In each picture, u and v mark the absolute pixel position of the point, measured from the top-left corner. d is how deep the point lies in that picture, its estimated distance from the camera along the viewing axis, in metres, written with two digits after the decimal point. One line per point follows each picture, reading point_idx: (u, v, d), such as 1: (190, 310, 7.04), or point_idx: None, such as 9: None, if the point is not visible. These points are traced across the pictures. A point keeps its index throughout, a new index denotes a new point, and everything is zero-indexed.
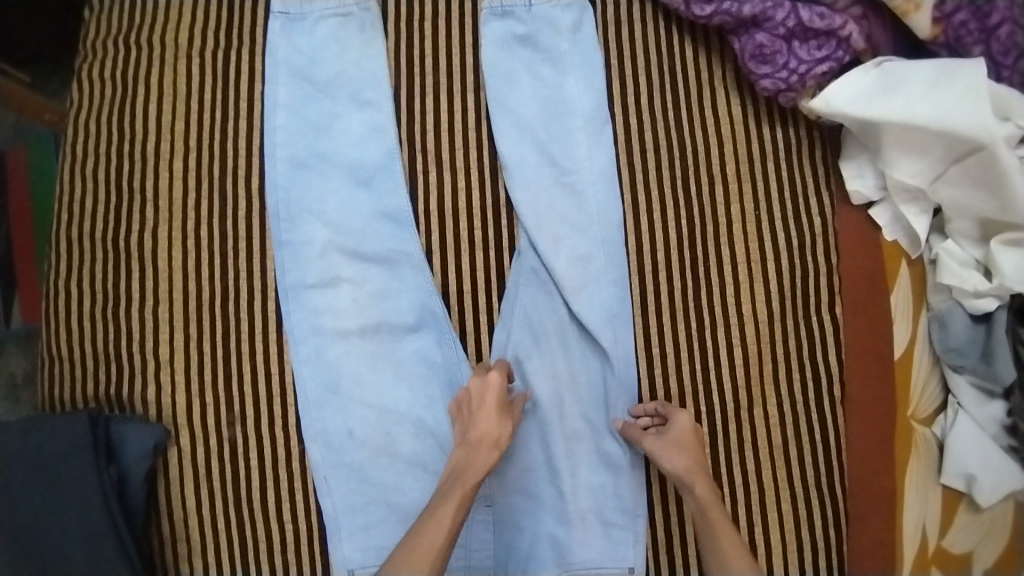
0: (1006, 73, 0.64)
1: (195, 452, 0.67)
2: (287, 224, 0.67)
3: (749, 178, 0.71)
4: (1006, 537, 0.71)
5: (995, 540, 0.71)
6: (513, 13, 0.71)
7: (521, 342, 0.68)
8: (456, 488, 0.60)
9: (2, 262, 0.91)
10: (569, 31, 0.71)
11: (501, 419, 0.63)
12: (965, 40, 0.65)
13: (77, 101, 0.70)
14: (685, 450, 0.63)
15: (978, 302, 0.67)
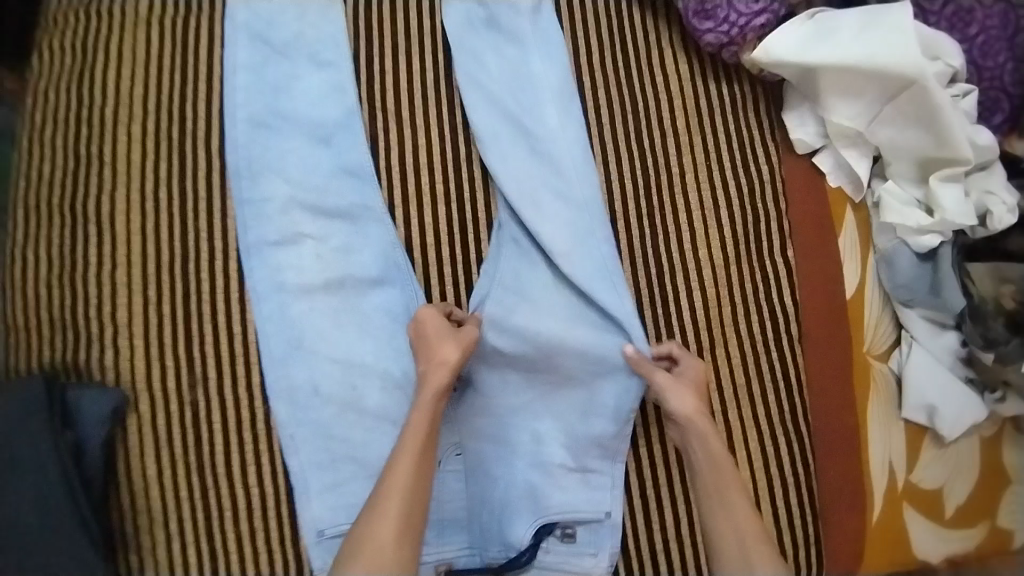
0: (933, 19, 0.71)
1: (156, 417, 0.65)
2: (248, 181, 0.68)
3: (697, 132, 0.74)
4: (974, 477, 0.74)
5: (965, 480, 0.73)
6: None
7: (501, 301, 0.67)
8: (413, 431, 0.60)
9: None
10: (529, 13, 0.74)
11: (441, 343, 0.62)
12: None
13: (35, 70, 0.70)
14: (689, 388, 0.64)
15: (922, 239, 0.69)
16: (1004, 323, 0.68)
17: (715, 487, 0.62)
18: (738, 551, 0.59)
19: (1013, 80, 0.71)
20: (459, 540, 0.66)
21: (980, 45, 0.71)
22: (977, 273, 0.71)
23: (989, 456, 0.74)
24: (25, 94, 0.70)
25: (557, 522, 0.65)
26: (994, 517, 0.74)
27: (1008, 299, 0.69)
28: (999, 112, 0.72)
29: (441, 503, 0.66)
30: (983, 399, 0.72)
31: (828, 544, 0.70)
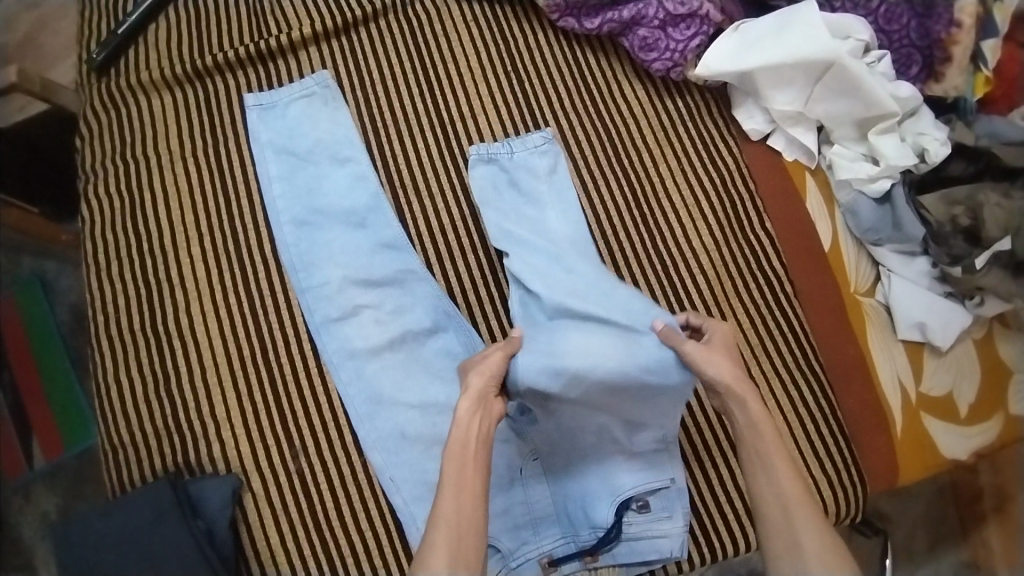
0: (838, 3, 0.82)
1: (268, 491, 0.74)
2: (305, 273, 0.79)
3: (665, 143, 0.86)
4: (977, 376, 0.84)
5: (970, 380, 0.83)
6: (497, 159, 0.83)
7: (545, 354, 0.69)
8: (457, 441, 0.62)
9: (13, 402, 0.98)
10: (546, 175, 0.83)
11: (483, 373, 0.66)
12: None
13: (89, 218, 0.80)
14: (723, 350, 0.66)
15: (875, 186, 0.82)
16: (963, 239, 0.79)
17: (756, 456, 0.65)
18: (781, 519, 0.63)
19: (922, 34, 0.80)
20: (554, 532, 0.76)
21: (884, 14, 0.81)
22: (930, 203, 0.80)
23: (986, 355, 0.84)
24: (84, 240, 0.80)
25: (632, 496, 0.75)
26: (1006, 408, 0.83)
27: (964, 218, 0.79)
28: (915, 65, 0.81)
29: (532, 503, 0.76)
30: (965, 306, 0.82)
31: (865, 462, 0.80)
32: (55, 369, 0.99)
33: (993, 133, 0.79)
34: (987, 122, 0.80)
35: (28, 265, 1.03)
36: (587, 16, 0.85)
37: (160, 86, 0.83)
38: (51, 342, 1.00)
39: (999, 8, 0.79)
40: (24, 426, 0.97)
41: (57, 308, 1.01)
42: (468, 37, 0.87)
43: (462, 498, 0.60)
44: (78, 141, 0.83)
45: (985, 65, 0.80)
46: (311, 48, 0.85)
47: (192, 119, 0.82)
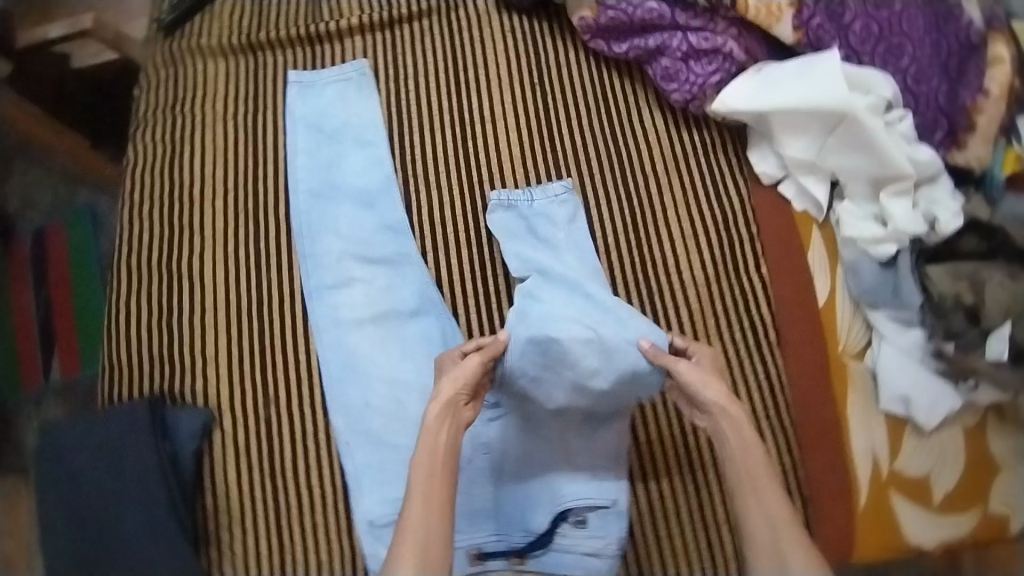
0: (867, 58, 0.81)
1: (235, 431, 0.80)
2: (310, 240, 0.85)
3: (674, 173, 0.87)
4: (961, 465, 0.79)
5: (951, 467, 0.79)
6: (515, 205, 0.85)
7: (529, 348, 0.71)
8: (425, 454, 0.63)
9: (44, 319, 1.08)
10: (564, 223, 0.84)
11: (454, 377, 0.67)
12: (824, 38, 0.81)
13: (134, 159, 0.89)
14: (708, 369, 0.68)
15: (880, 249, 0.79)
16: (964, 316, 0.75)
17: (747, 477, 0.64)
18: (772, 543, 0.62)
19: (949, 99, 0.79)
20: (488, 527, 0.78)
21: (912, 74, 0.80)
22: (935, 274, 0.77)
23: (974, 445, 0.79)
24: (125, 177, 0.89)
25: (571, 509, 0.75)
26: (986, 504, 0.79)
27: (967, 295, 0.75)
28: (939, 130, 0.80)
29: (472, 495, 0.79)
30: (956, 388, 0.78)
31: (819, 528, 0.77)
32: (87, 297, 1.09)
33: (1015, 216, 0.76)
34: (1013, 204, 0.76)
35: (82, 197, 1.14)
36: (616, 40, 0.88)
37: (218, 53, 0.92)
38: (89, 271, 1.10)
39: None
40: (49, 343, 1.07)
41: (100, 242, 1.12)
42: (502, 46, 0.92)
43: (433, 495, 0.61)
44: (138, 90, 0.93)
45: (1020, 141, 0.77)
46: (357, 38, 0.93)
47: (239, 87, 0.91)
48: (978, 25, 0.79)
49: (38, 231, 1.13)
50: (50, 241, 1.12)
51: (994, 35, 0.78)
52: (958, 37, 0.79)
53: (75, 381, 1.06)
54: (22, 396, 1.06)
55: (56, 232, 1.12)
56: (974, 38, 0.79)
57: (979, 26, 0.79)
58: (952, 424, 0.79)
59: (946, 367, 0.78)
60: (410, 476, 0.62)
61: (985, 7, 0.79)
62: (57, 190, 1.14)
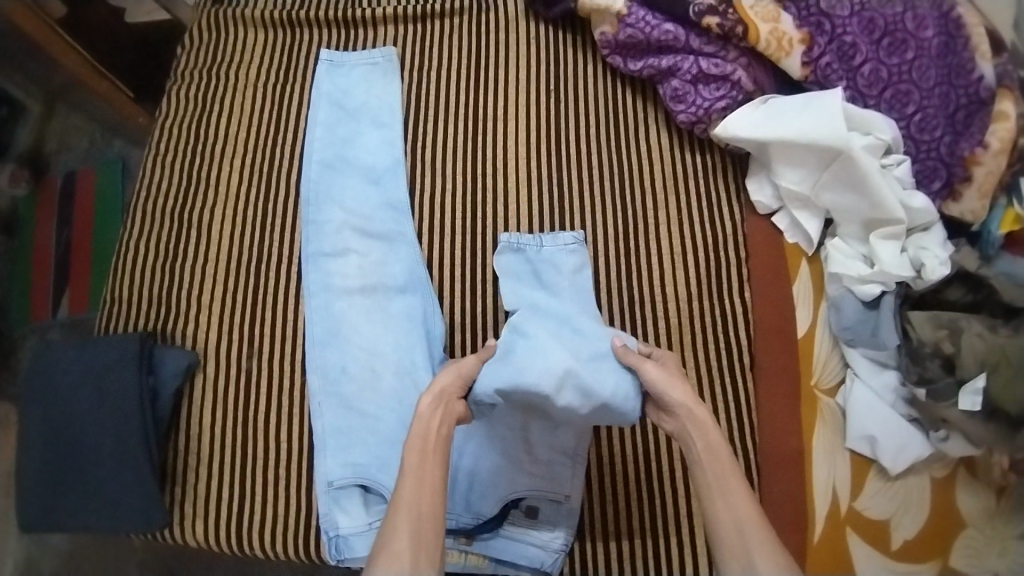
0: (872, 101, 0.82)
1: (217, 377, 0.83)
2: (315, 208, 0.89)
3: (672, 191, 0.89)
4: (924, 514, 0.76)
5: (915, 515, 0.76)
6: (525, 248, 0.85)
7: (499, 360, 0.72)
8: (418, 436, 0.61)
9: (63, 257, 1.14)
10: (570, 271, 0.83)
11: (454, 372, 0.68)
12: (831, 77, 0.83)
13: (167, 111, 0.94)
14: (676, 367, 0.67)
15: (865, 288, 0.79)
16: (940, 364, 0.73)
17: (714, 479, 0.61)
18: (744, 550, 0.57)
19: (950, 150, 0.79)
20: None
21: (917, 121, 0.81)
22: (917, 319, 0.75)
23: (940, 496, 0.76)
24: (156, 127, 0.94)
25: (525, 497, 0.77)
26: (947, 557, 0.75)
27: (946, 344, 0.72)
28: (938, 179, 0.80)
29: None
30: (927, 437, 0.76)
31: None
32: (105, 241, 1.15)
33: (1008, 273, 0.73)
34: (1008, 262, 0.74)
35: (116, 148, 1.21)
36: (632, 58, 0.92)
37: (259, 23, 0.98)
38: (110, 218, 1.17)
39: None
40: (63, 280, 1.13)
41: (125, 191, 1.19)
42: (525, 51, 0.96)
43: (424, 481, 0.58)
44: (181, 50, 0.99)
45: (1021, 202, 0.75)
46: (389, 28, 0.98)
47: (275, 59, 0.97)
48: (988, 81, 0.77)
49: (69, 173, 1.19)
50: (80, 183, 1.18)
51: (1002, 93, 0.77)
52: (967, 91, 0.78)
53: (82, 319, 1.11)
54: (28, 325, 1.11)
55: (87, 176, 1.19)
56: (983, 93, 0.77)
57: (989, 82, 0.77)
58: (920, 473, 0.77)
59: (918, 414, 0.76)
60: (404, 456, 0.60)
61: (997, 64, 0.77)
62: (92, 136, 1.21)
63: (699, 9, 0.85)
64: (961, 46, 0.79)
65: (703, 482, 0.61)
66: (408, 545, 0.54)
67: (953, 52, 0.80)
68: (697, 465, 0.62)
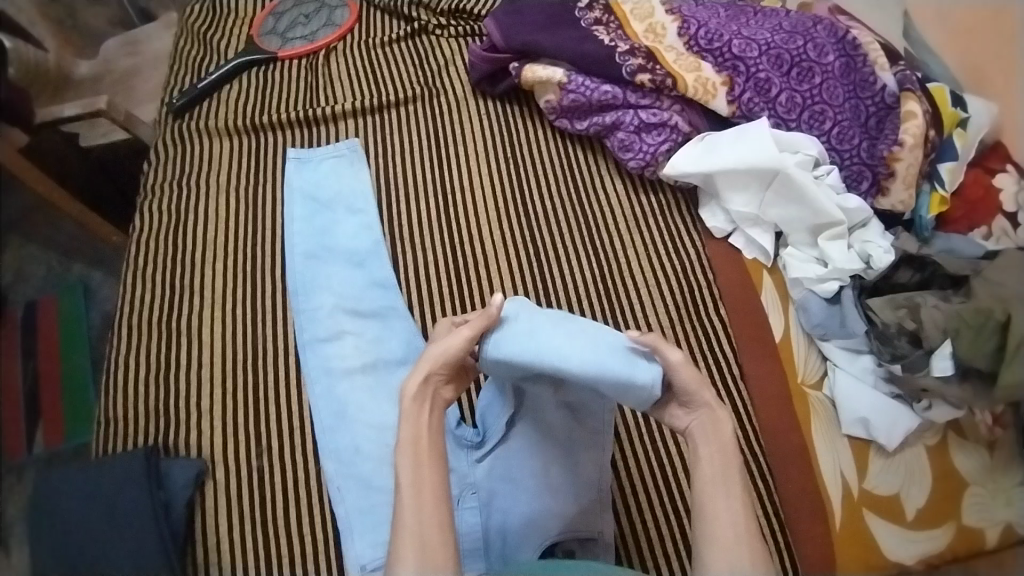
0: (793, 124, 0.94)
1: (228, 481, 0.80)
2: (304, 297, 0.91)
3: (636, 229, 0.97)
4: (928, 482, 0.82)
5: (920, 484, 0.82)
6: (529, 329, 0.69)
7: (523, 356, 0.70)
8: (408, 442, 0.60)
9: None
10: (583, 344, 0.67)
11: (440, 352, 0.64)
12: (754, 110, 0.94)
13: (140, 226, 0.96)
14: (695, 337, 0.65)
15: (824, 286, 0.88)
16: (907, 340, 0.81)
17: (720, 475, 0.62)
18: (734, 546, 0.58)
19: (870, 154, 0.91)
20: (477, 565, 0.78)
21: (836, 134, 0.93)
22: (878, 305, 0.84)
23: (938, 462, 0.82)
24: (130, 243, 0.95)
25: (561, 541, 0.76)
26: (959, 517, 0.81)
27: (909, 321, 0.81)
28: (865, 180, 0.91)
29: (461, 535, 0.78)
30: (913, 409, 0.82)
31: (800, 549, 0.79)
32: (75, 369, 1.12)
33: (946, 249, 0.85)
34: (943, 240, 0.87)
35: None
36: (578, 118, 1.03)
37: (222, 132, 1.03)
38: (78, 344, 1.14)
39: (958, 134, 0.90)
40: None
41: (91, 314, 1.16)
42: (479, 127, 1.05)
43: (417, 510, 0.57)
44: (147, 166, 1.02)
45: (942, 186, 0.90)
46: (349, 121, 1.05)
47: (242, 165, 1.01)
48: (891, 89, 0.92)
49: None
50: None
51: (906, 96, 0.90)
52: (875, 100, 0.93)
53: None
54: None
55: None
56: (888, 99, 0.92)
57: (892, 89, 0.92)
58: (914, 444, 0.83)
59: (900, 389, 0.83)
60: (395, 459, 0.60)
61: (896, 72, 0.93)
62: None
63: (630, 69, 0.97)
64: (860, 64, 0.94)
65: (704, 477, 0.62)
66: (415, 557, 0.55)
67: (855, 70, 0.94)
68: (710, 464, 0.63)
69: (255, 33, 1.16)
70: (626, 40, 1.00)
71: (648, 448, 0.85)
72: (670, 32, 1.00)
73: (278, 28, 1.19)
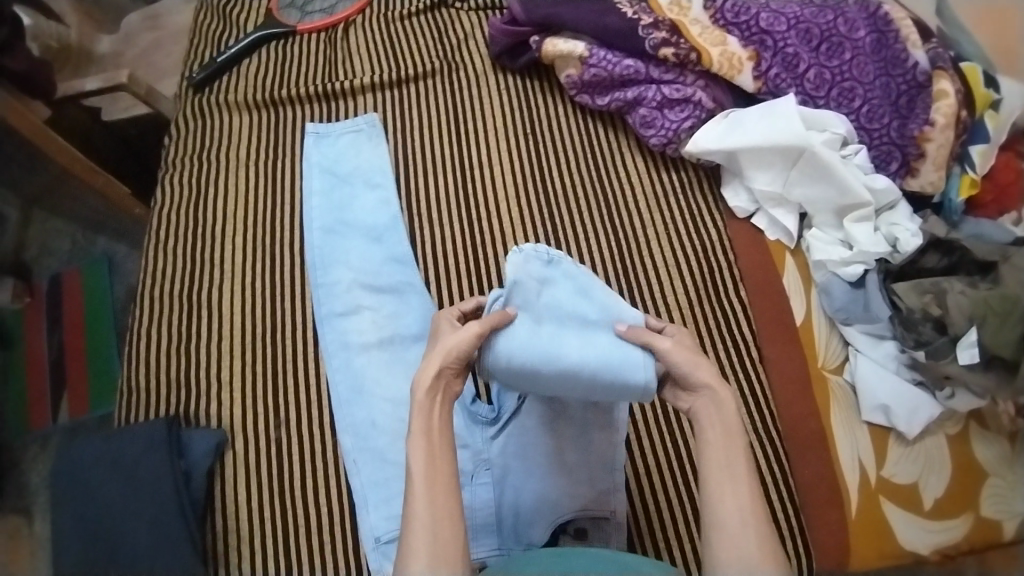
0: (822, 101, 0.91)
1: (246, 452, 0.82)
2: (322, 271, 0.91)
3: (656, 208, 0.96)
4: (948, 471, 0.80)
5: (939, 473, 0.80)
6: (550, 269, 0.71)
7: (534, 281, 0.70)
8: (421, 432, 0.60)
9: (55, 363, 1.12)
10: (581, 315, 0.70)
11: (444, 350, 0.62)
12: (781, 86, 0.92)
13: (161, 200, 0.97)
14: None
15: (848, 269, 0.86)
16: (932, 326, 0.79)
17: (727, 461, 0.61)
18: (741, 535, 0.58)
19: (900, 133, 0.88)
20: (489, 542, 0.79)
21: (865, 112, 0.90)
22: (902, 289, 0.82)
23: (959, 451, 0.81)
24: (152, 216, 0.96)
25: (573, 520, 0.78)
26: (978, 508, 0.79)
27: (934, 308, 0.79)
28: (894, 161, 0.88)
29: (474, 510, 0.80)
30: (935, 397, 0.81)
31: (814, 535, 0.79)
32: (101, 340, 1.16)
33: (977, 234, 0.83)
34: (973, 225, 0.84)
35: (101, 245, 1.18)
36: (599, 94, 1.01)
37: (242, 106, 1.03)
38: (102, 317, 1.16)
39: (990, 116, 0.87)
40: (59, 384, 1.10)
41: (116, 287, 1.19)
42: (498, 103, 1.03)
43: (435, 486, 0.58)
44: (168, 140, 1.02)
45: (973, 169, 0.86)
46: (368, 95, 1.04)
47: (262, 140, 1.01)
48: (923, 67, 0.88)
49: None
50: None
51: (938, 74, 0.87)
52: (906, 79, 0.88)
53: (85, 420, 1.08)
54: None
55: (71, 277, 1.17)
56: (920, 78, 0.88)
57: (924, 67, 0.88)
58: (935, 432, 0.82)
59: (923, 377, 0.82)
60: (409, 450, 0.59)
61: (928, 50, 0.89)
62: None
63: (654, 42, 0.95)
64: (892, 40, 0.90)
65: (711, 462, 0.62)
66: (423, 537, 0.56)
67: (886, 46, 0.90)
68: (725, 448, 0.62)
69: (275, 6, 1.15)
70: (650, 12, 0.97)
71: (663, 429, 0.84)
72: (696, 6, 0.97)
73: (298, 1, 1.18)
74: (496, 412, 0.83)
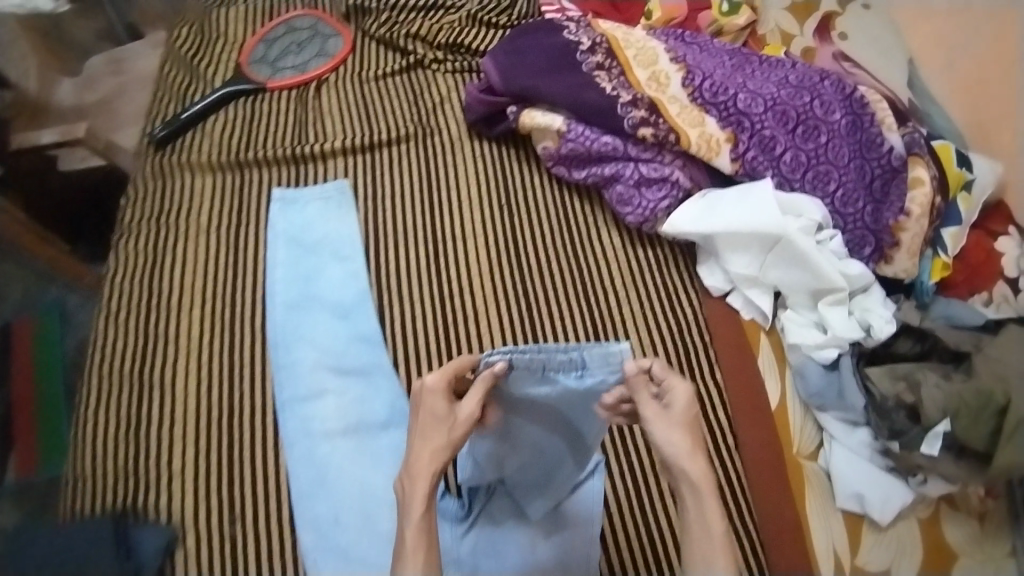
0: (797, 184, 0.91)
1: (199, 550, 0.76)
2: (285, 351, 0.87)
3: (630, 286, 0.94)
4: (920, 558, 0.80)
5: (911, 561, 0.79)
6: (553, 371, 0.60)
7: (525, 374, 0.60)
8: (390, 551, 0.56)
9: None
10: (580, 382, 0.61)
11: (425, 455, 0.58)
12: (757, 168, 0.91)
13: (115, 267, 0.91)
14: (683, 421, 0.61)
15: (822, 353, 0.85)
16: (905, 415, 0.78)
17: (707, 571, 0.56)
18: None
19: (874, 219, 0.89)
20: None
21: (840, 197, 0.90)
22: (876, 375, 0.82)
23: (932, 539, 0.80)
24: (104, 284, 0.90)
25: None
26: None
27: (906, 395, 0.79)
28: (868, 246, 0.88)
29: None
30: (908, 485, 0.81)
31: None
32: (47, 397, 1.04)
33: (947, 318, 0.84)
34: (943, 307, 0.85)
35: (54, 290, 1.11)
36: (576, 167, 0.99)
37: (205, 168, 0.99)
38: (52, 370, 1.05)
39: (962, 197, 0.90)
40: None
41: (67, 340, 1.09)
42: (473, 171, 1.01)
43: None
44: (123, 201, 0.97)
45: (945, 252, 0.88)
46: (338, 159, 1.01)
47: (223, 205, 0.96)
48: (898, 151, 0.92)
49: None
50: None
51: (914, 160, 0.90)
52: (880, 163, 0.91)
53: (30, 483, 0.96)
54: None
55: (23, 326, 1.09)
56: (895, 162, 0.91)
57: (900, 152, 0.91)
58: (908, 520, 0.81)
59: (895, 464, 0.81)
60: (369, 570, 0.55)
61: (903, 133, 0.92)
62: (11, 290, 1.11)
63: (631, 122, 0.94)
64: (867, 123, 0.93)
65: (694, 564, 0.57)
66: None
67: (862, 129, 0.93)
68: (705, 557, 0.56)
69: (244, 62, 1.11)
70: (628, 88, 0.96)
71: (642, 518, 0.81)
72: (674, 83, 0.96)
73: (269, 55, 1.13)
74: (468, 504, 0.78)
